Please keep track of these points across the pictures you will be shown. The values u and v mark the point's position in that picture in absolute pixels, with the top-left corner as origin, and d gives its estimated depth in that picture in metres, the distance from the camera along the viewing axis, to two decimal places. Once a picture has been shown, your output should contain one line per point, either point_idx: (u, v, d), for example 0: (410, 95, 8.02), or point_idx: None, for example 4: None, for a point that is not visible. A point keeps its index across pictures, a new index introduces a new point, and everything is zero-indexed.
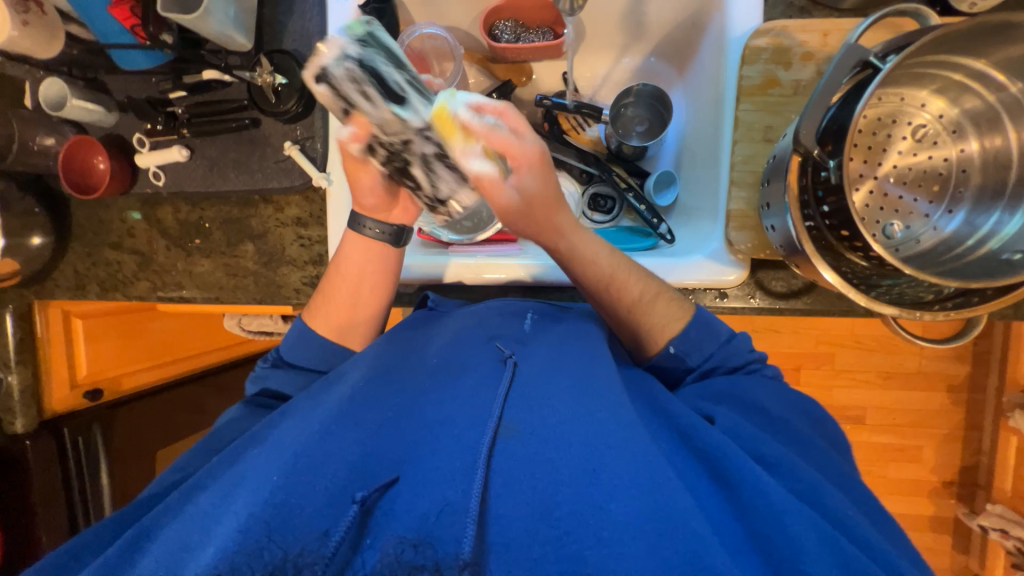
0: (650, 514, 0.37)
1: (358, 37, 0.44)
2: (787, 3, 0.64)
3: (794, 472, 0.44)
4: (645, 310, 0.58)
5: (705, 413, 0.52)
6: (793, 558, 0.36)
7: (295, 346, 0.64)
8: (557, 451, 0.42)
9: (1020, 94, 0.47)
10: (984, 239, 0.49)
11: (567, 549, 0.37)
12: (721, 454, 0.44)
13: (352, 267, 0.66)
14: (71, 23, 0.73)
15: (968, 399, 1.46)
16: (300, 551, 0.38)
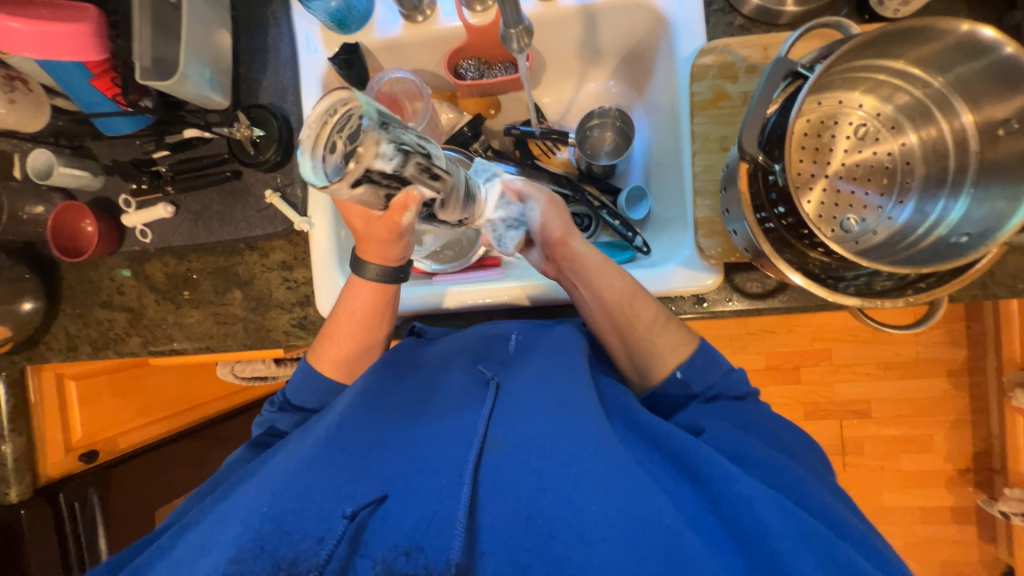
0: (627, 513, 0.40)
1: (379, 118, 0.38)
2: (728, 22, 0.68)
3: (769, 471, 0.47)
4: (640, 327, 0.60)
5: (696, 425, 0.54)
6: (764, 546, 0.38)
7: (300, 388, 0.66)
8: (538, 458, 0.44)
9: (945, 87, 0.50)
10: (933, 226, 0.51)
11: (553, 549, 0.39)
12: (696, 450, 0.45)
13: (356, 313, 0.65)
14: (57, 97, 0.77)
15: (969, 382, 1.46)
16: (294, 558, 0.41)
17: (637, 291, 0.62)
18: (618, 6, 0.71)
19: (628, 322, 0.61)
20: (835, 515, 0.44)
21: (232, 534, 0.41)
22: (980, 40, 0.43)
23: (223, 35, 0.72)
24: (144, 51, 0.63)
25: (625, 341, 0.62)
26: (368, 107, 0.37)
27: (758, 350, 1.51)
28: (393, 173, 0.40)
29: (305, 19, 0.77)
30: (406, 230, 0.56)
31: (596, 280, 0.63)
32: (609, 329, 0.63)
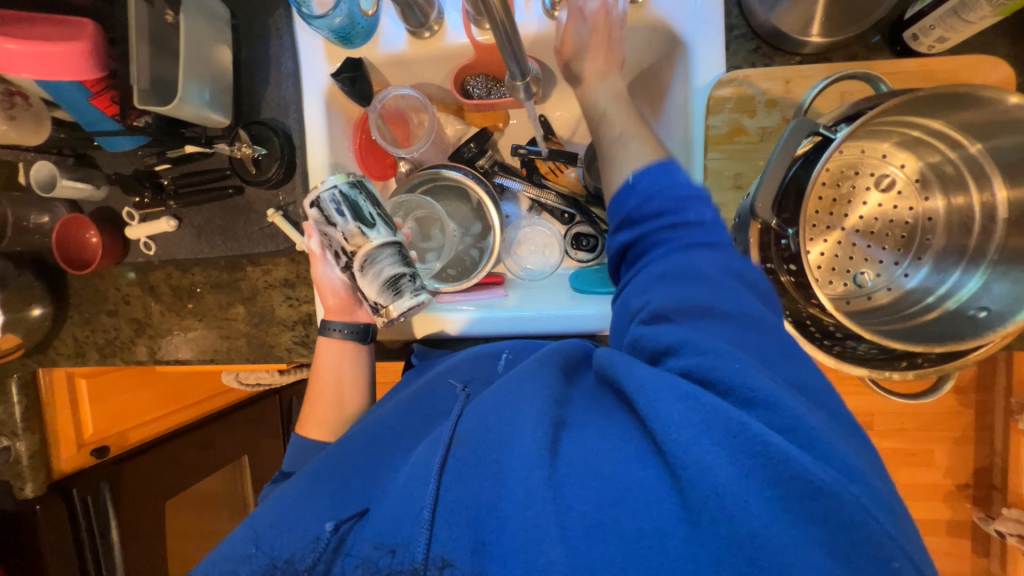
0: (566, 470, 0.39)
1: (351, 183, 0.63)
2: (749, 49, 0.65)
3: (699, 353, 0.41)
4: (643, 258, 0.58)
5: (637, 304, 0.47)
6: (731, 525, 0.33)
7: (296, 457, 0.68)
8: (489, 445, 0.43)
9: (981, 153, 0.48)
10: (943, 298, 0.50)
11: (502, 536, 0.38)
12: (619, 368, 0.43)
13: (329, 369, 0.71)
14: (57, 108, 0.75)
15: (977, 400, 1.44)
16: (288, 558, 0.47)
17: (627, 101, 0.62)
18: (633, 27, 0.67)
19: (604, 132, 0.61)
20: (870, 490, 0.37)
21: (242, 554, 0.48)
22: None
23: (222, 50, 0.70)
24: (141, 73, 0.61)
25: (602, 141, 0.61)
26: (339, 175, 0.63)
27: None
28: (325, 208, 0.62)
29: (308, 31, 0.73)
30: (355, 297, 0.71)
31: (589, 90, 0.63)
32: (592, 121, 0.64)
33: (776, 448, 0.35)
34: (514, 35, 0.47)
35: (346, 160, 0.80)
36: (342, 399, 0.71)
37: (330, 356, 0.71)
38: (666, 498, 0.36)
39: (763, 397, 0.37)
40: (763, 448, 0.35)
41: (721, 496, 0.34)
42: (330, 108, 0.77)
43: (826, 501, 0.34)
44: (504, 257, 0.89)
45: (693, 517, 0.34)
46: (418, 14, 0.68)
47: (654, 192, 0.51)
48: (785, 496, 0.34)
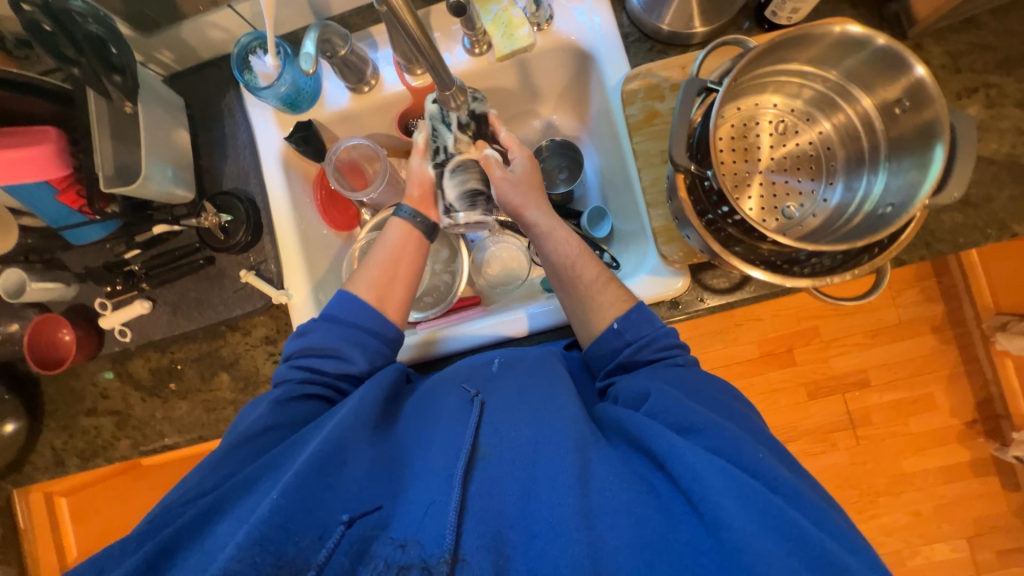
0: (599, 510, 0.46)
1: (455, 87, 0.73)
2: (646, 49, 0.74)
3: (714, 432, 0.48)
4: (595, 294, 0.67)
5: (639, 389, 0.56)
6: (738, 549, 0.40)
7: (343, 307, 0.67)
8: (518, 465, 0.50)
9: (841, 79, 0.56)
10: (861, 203, 0.55)
11: (535, 547, 0.44)
12: (647, 434, 0.49)
13: (395, 250, 0.73)
14: (23, 216, 0.78)
15: (954, 334, 1.50)
16: (293, 558, 0.44)
17: (585, 252, 0.70)
18: (545, 50, 0.76)
19: (572, 280, 0.69)
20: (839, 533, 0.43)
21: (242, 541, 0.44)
22: (853, 36, 0.49)
23: (180, 133, 0.76)
24: (105, 160, 0.65)
25: (569, 298, 0.69)
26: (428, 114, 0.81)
27: (748, 340, 1.54)
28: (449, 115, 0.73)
29: (258, 106, 0.81)
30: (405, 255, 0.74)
31: (550, 242, 0.72)
32: (559, 285, 0.71)
33: (798, 524, 0.40)
34: (431, 51, 0.50)
35: (308, 215, 0.86)
36: (395, 282, 0.71)
37: (398, 238, 0.74)
38: (691, 545, 0.42)
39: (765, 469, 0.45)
40: (792, 524, 0.40)
41: (745, 548, 0.39)
42: (288, 169, 0.82)
43: (828, 563, 0.39)
44: (477, 278, 0.93)
45: (708, 562, 0.41)
46: (355, 72, 0.76)
47: (646, 338, 0.62)
48: (792, 545, 0.39)
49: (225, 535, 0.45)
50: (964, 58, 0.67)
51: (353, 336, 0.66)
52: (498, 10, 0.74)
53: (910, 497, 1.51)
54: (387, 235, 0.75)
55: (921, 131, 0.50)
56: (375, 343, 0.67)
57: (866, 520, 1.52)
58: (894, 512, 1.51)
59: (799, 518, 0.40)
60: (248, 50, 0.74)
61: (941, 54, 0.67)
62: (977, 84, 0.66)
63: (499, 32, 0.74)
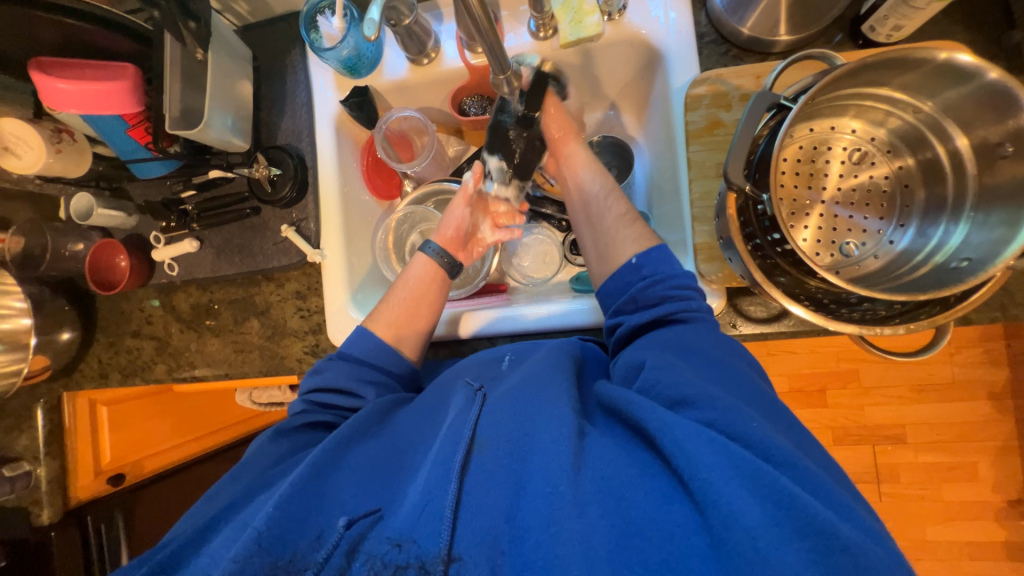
0: (591, 495, 0.45)
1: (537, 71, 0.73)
2: (720, 53, 0.70)
3: (707, 404, 0.47)
4: (619, 229, 0.70)
5: (638, 360, 0.56)
6: (743, 540, 0.37)
7: (356, 342, 0.70)
8: (511, 457, 0.49)
9: (936, 112, 0.50)
10: (932, 253, 0.51)
11: (528, 543, 0.43)
12: (637, 411, 0.49)
13: (417, 286, 0.76)
14: (98, 145, 0.83)
15: (1015, 405, 1.37)
16: (292, 557, 0.46)
17: (614, 190, 0.74)
18: (612, 41, 0.73)
19: (601, 212, 0.72)
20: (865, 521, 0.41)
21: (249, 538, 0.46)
22: (956, 65, 0.44)
23: (243, 84, 0.78)
24: (173, 102, 0.68)
25: (593, 230, 0.73)
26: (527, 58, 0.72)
27: (780, 373, 1.46)
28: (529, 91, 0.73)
29: (321, 66, 0.82)
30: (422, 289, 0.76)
31: (586, 172, 0.76)
32: (587, 217, 0.75)
33: (788, 492, 0.39)
34: (489, 33, 0.49)
35: (352, 180, 0.87)
36: (416, 318, 0.74)
37: (422, 274, 0.77)
38: (684, 526, 0.41)
39: (768, 446, 0.43)
40: (780, 493, 0.39)
41: (736, 526, 0.38)
42: (339, 132, 0.84)
43: (823, 534, 0.37)
44: (506, 266, 0.93)
45: (702, 543, 0.39)
46: (417, 42, 0.75)
47: (662, 275, 0.61)
48: (806, 540, 0.37)
49: (225, 542, 0.48)
50: None
51: (363, 374, 0.68)
52: None
53: (928, 565, 1.42)
54: (413, 268, 0.79)
55: (1019, 184, 0.44)
56: (380, 377, 0.69)
57: None
58: None
59: (793, 487, 0.40)
60: (317, 9, 0.75)
61: None
62: None
63: (567, 18, 0.71)
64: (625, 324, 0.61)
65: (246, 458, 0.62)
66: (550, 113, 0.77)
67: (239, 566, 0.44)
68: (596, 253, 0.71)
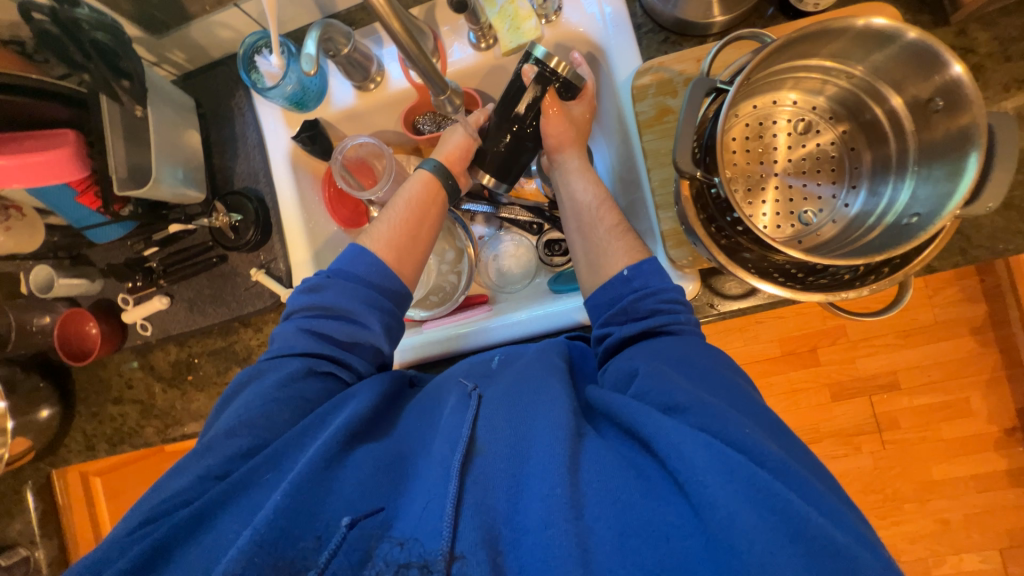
0: (590, 498, 0.45)
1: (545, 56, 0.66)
2: (659, 41, 0.71)
3: (700, 409, 0.47)
4: (613, 239, 0.67)
5: (629, 367, 0.55)
6: (738, 544, 0.38)
7: (357, 261, 0.67)
8: (511, 462, 0.49)
9: (868, 76, 0.52)
10: (885, 212, 0.52)
11: (525, 543, 0.44)
12: (630, 415, 0.49)
13: (416, 207, 0.74)
14: (49, 215, 0.81)
15: (997, 336, 1.41)
16: (292, 558, 0.45)
17: (606, 200, 0.71)
18: (552, 43, 0.73)
19: (592, 221, 0.70)
20: (846, 518, 0.42)
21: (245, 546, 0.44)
22: (877, 29, 0.45)
23: (190, 134, 0.77)
24: (119, 163, 0.66)
25: (585, 239, 0.70)
26: (538, 51, 0.65)
27: (770, 338, 1.48)
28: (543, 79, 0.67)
29: (267, 105, 0.81)
30: (427, 240, 0.74)
31: (579, 180, 0.73)
32: (579, 226, 0.71)
33: (783, 497, 0.39)
34: (419, 56, 0.51)
35: (317, 215, 0.86)
36: (416, 243, 0.72)
37: (421, 194, 0.74)
38: (680, 526, 0.41)
39: (762, 452, 0.44)
40: (775, 497, 0.40)
41: (731, 527, 0.39)
42: (295, 167, 0.83)
43: (814, 539, 0.38)
44: (485, 277, 0.93)
45: (698, 544, 0.40)
46: (360, 69, 0.75)
47: (654, 287, 0.60)
48: (804, 549, 0.38)
49: (226, 539, 0.47)
50: (1016, 45, 0.60)
51: (370, 298, 0.66)
52: (504, 2, 0.71)
53: (939, 504, 1.44)
54: (407, 188, 0.75)
55: (955, 137, 0.46)
56: (383, 303, 0.67)
57: (889, 526, 1.46)
58: (919, 519, 1.45)
59: (787, 493, 0.40)
60: (254, 49, 0.74)
61: (989, 41, 0.61)
62: None
63: (505, 26, 0.71)
64: (614, 333, 0.60)
65: (231, 421, 0.56)
66: (551, 115, 0.70)
67: (239, 568, 0.42)
68: (588, 254, 0.69)
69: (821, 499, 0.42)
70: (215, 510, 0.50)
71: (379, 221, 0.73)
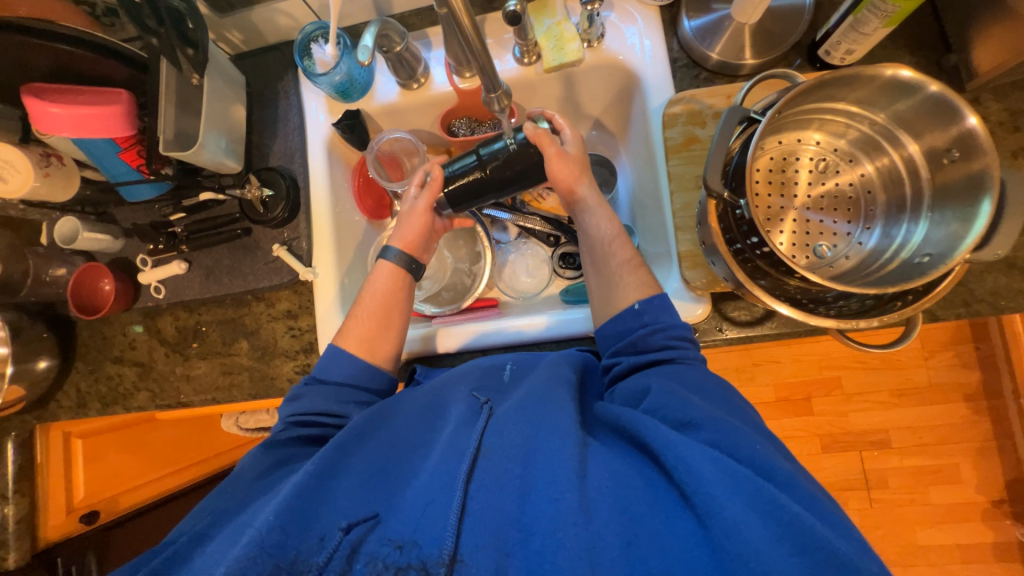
0: (598, 506, 0.44)
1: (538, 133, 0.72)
2: (693, 75, 0.74)
3: (712, 426, 0.48)
4: (624, 274, 0.68)
5: (641, 386, 0.56)
6: (745, 560, 0.37)
7: (328, 363, 0.69)
8: (512, 463, 0.49)
9: (889, 124, 0.56)
10: (899, 250, 0.55)
11: (532, 546, 0.43)
12: (641, 428, 0.49)
13: (383, 292, 0.74)
14: (86, 169, 0.83)
15: (989, 406, 1.41)
16: (294, 558, 0.45)
17: (621, 235, 0.72)
18: (592, 66, 0.78)
19: (605, 257, 0.70)
20: (850, 529, 0.43)
21: (244, 554, 0.43)
22: (903, 80, 0.49)
23: (237, 109, 0.81)
24: (168, 125, 0.68)
25: (599, 274, 0.70)
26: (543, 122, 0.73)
27: (765, 382, 1.50)
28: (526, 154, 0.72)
29: (313, 91, 0.85)
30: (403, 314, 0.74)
31: (592, 216, 0.74)
32: (593, 262, 0.72)
33: (790, 510, 0.39)
34: (482, 50, 0.53)
35: (344, 201, 0.89)
36: (387, 327, 0.72)
37: (386, 284, 0.74)
38: (687, 539, 0.41)
39: (768, 468, 0.44)
40: (787, 511, 0.39)
41: (736, 536, 0.38)
42: (331, 153, 0.86)
43: (824, 550, 0.37)
44: (497, 282, 0.95)
45: (704, 556, 0.39)
46: (407, 68, 0.79)
47: (663, 324, 0.61)
48: (811, 561, 0.37)
49: (216, 551, 0.48)
50: None
51: (344, 394, 0.67)
52: (551, 23, 0.76)
53: (922, 571, 1.42)
54: (375, 278, 0.76)
55: (968, 183, 0.49)
56: (366, 399, 0.68)
57: None
58: None
59: (793, 504, 0.39)
60: (310, 38, 0.78)
61: (1000, 110, 0.65)
62: None
63: (550, 45, 0.76)
64: (622, 362, 0.61)
65: (240, 466, 0.62)
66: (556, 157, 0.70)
67: (238, 570, 0.42)
68: (603, 300, 0.69)
69: (830, 518, 0.42)
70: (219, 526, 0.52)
71: (354, 311, 0.73)
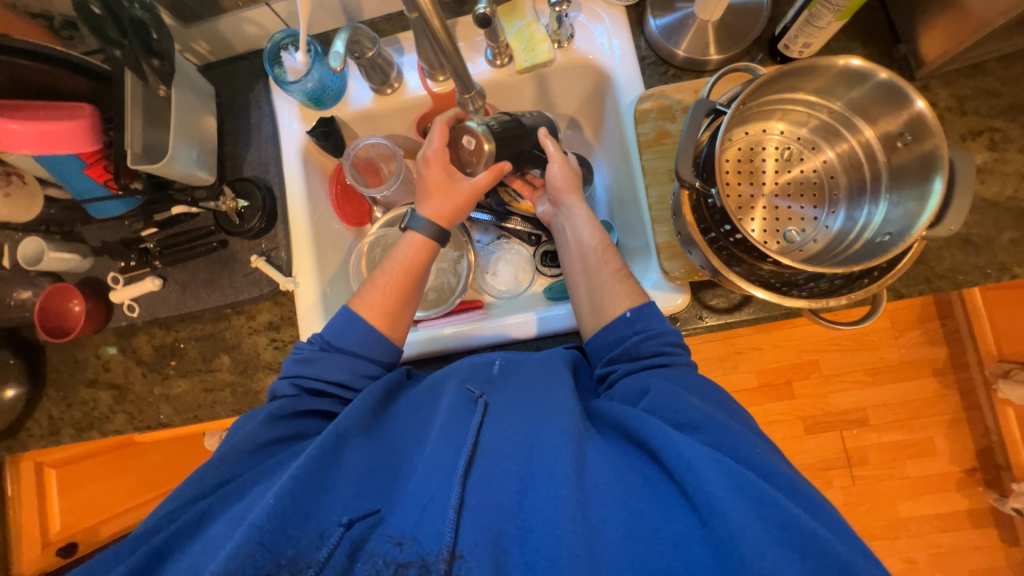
0: (595, 502, 0.45)
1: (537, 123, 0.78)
2: (661, 73, 0.77)
3: (712, 428, 0.49)
4: (612, 284, 0.69)
5: (641, 386, 0.57)
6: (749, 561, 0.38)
7: (341, 331, 0.67)
8: (513, 459, 0.49)
9: (845, 111, 0.58)
10: (862, 230, 0.57)
11: (532, 542, 0.43)
12: (641, 425, 0.50)
13: (408, 264, 0.73)
14: (50, 187, 0.81)
15: (957, 379, 1.48)
16: (294, 555, 0.44)
17: (608, 246, 0.73)
18: (564, 66, 0.79)
19: (593, 266, 0.72)
20: (843, 526, 0.44)
21: (243, 549, 0.42)
22: (854, 69, 0.52)
23: (207, 120, 0.79)
24: (135, 138, 0.67)
25: (588, 282, 0.71)
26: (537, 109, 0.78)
27: (748, 369, 1.54)
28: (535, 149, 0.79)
29: (285, 99, 0.85)
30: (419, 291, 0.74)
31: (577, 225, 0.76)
32: (580, 271, 0.73)
33: (791, 514, 0.40)
34: (452, 50, 0.53)
35: (322, 210, 0.88)
36: (405, 306, 0.72)
37: (412, 253, 0.73)
38: (687, 536, 0.42)
39: (765, 469, 0.46)
40: (785, 513, 0.40)
41: (740, 539, 0.39)
42: (306, 161, 0.85)
43: (827, 555, 0.39)
44: (480, 282, 0.96)
45: (706, 554, 0.40)
46: (381, 74, 0.79)
47: (656, 330, 0.62)
48: (813, 565, 0.38)
49: (211, 540, 0.47)
50: (971, 102, 0.69)
51: (359, 367, 0.66)
52: (521, 26, 0.77)
53: (904, 542, 1.48)
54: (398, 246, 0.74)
55: (921, 162, 0.52)
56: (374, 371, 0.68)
57: None
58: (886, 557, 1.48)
59: (791, 507, 0.41)
60: (280, 46, 0.78)
61: (947, 96, 0.69)
62: (981, 127, 0.68)
63: (521, 46, 0.77)
64: (619, 369, 0.61)
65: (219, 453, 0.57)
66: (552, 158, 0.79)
67: (237, 563, 0.41)
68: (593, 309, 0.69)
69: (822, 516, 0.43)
70: (220, 508, 0.51)
71: (376, 285, 0.72)
